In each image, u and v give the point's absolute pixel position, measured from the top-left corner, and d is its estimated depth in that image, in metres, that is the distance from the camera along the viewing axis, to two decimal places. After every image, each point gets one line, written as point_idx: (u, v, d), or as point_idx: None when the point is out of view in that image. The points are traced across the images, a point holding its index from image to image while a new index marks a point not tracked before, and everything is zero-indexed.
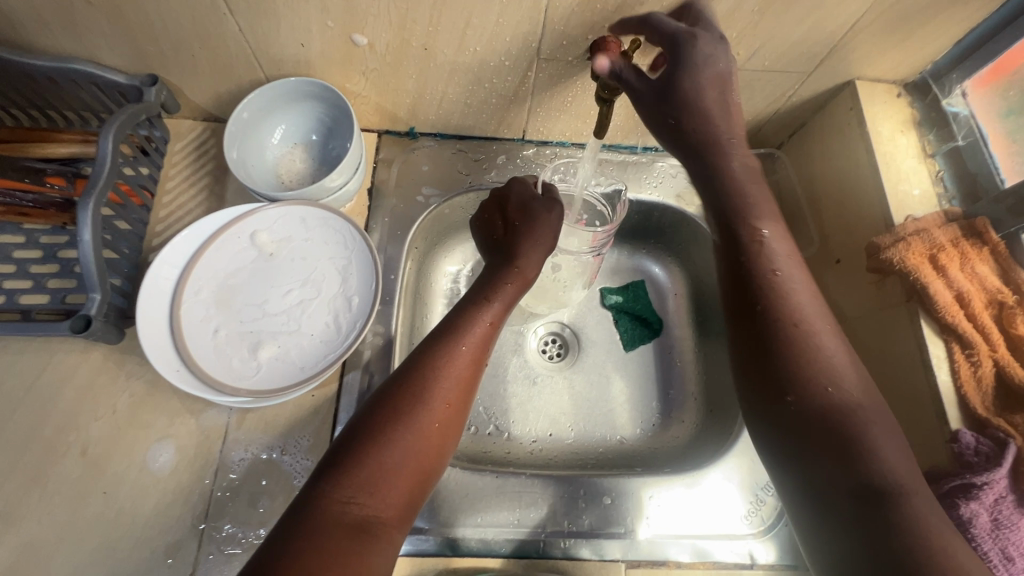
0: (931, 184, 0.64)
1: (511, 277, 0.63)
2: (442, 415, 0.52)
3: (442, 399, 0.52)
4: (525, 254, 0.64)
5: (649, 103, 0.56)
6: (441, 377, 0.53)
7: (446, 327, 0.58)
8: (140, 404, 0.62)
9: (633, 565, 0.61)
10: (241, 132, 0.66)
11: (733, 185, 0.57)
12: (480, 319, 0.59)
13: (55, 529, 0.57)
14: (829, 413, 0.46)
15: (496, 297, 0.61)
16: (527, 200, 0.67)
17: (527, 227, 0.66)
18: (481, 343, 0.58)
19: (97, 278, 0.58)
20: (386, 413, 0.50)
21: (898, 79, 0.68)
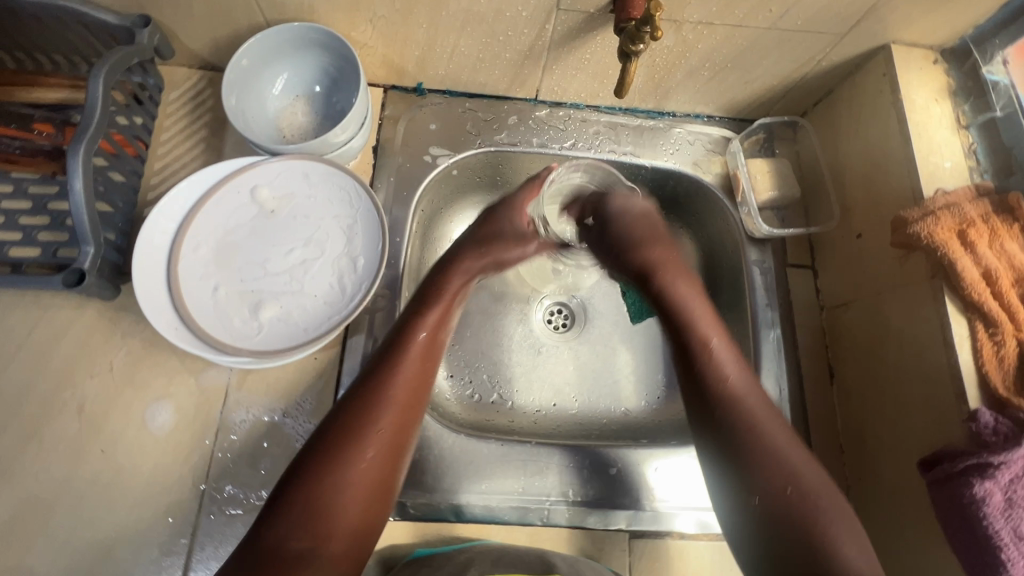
0: (963, 156, 0.61)
1: (453, 283, 0.62)
2: (385, 441, 0.50)
3: (383, 427, 0.50)
4: (467, 261, 0.65)
5: (597, 247, 0.70)
6: (384, 400, 0.51)
7: (388, 345, 0.55)
8: (137, 363, 0.60)
9: (637, 535, 0.62)
10: (240, 81, 0.63)
11: (670, 307, 0.61)
12: (414, 336, 0.56)
13: (54, 485, 0.56)
14: (791, 519, 0.47)
15: (436, 306, 0.59)
16: (505, 224, 0.68)
17: (491, 235, 0.67)
18: (424, 359, 0.55)
19: (90, 230, 0.56)
20: (325, 445, 0.48)
21: (935, 44, 0.64)
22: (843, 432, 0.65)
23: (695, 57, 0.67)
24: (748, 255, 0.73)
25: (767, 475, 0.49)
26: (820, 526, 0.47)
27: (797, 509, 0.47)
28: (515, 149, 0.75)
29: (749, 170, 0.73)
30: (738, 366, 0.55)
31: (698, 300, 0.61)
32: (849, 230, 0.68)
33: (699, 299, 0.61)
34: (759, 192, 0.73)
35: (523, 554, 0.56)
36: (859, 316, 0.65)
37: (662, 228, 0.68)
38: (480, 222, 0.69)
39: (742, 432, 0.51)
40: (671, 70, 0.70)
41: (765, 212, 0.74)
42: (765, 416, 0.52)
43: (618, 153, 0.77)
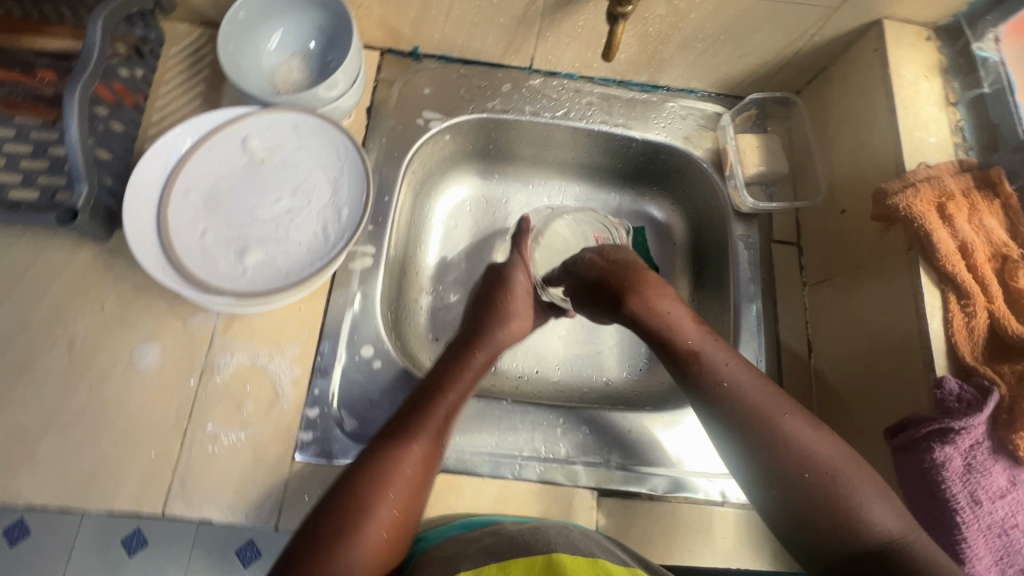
0: (949, 133, 0.61)
1: (473, 360, 0.61)
2: (389, 524, 0.49)
3: (389, 509, 0.50)
4: (485, 343, 0.63)
5: (582, 305, 0.68)
6: (390, 485, 0.51)
7: (398, 426, 0.54)
8: (128, 305, 0.62)
9: (606, 494, 0.62)
10: (236, 33, 0.64)
11: (655, 327, 0.59)
12: (432, 412, 0.55)
13: (43, 416, 0.58)
14: (819, 490, 0.48)
15: (453, 386, 0.58)
16: (509, 286, 0.68)
17: (500, 305, 0.66)
18: (434, 441, 0.55)
19: (83, 170, 0.57)
20: (327, 529, 0.48)
21: (929, 21, 0.64)
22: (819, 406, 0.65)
23: (687, 27, 0.67)
24: (733, 229, 0.73)
25: (785, 454, 0.50)
26: (845, 492, 0.48)
27: (816, 482, 0.49)
28: (507, 116, 0.76)
29: (738, 145, 0.74)
30: (738, 367, 0.55)
31: (677, 313, 0.60)
32: (833, 206, 0.68)
33: (679, 310, 0.60)
34: (747, 165, 0.73)
35: (517, 537, 0.50)
36: (837, 291, 0.66)
37: (631, 258, 0.67)
38: (490, 283, 0.68)
39: (755, 425, 0.51)
40: (665, 41, 0.70)
41: (752, 188, 0.74)
42: (778, 412, 0.52)
43: (610, 124, 0.77)
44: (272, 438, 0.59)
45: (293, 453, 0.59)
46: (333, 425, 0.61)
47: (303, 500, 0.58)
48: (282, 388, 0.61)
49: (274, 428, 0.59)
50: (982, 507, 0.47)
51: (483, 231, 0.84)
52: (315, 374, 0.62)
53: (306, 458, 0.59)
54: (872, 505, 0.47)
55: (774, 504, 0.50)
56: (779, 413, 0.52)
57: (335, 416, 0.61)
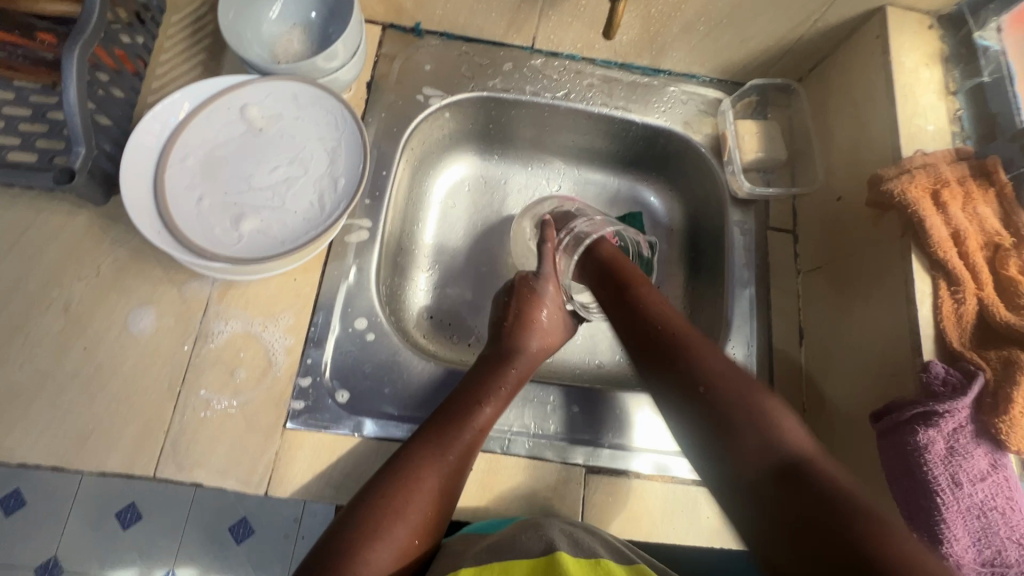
0: (948, 121, 0.61)
1: (509, 378, 0.62)
2: (419, 529, 0.51)
3: (420, 514, 0.52)
4: (520, 360, 0.65)
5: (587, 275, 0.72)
6: (421, 492, 0.53)
7: (434, 433, 0.56)
8: (124, 270, 0.62)
9: (593, 471, 0.63)
10: (237, 0, 0.63)
11: (609, 273, 0.68)
12: (468, 425, 0.58)
13: (38, 376, 0.58)
14: (730, 405, 0.52)
15: (490, 399, 0.60)
16: (536, 293, 0.70)
17: (532, 318, 0.68)
18: (466, 451, 0.57)
19: (82, 132, 0.57)
20: (358, 533, 0.49)
21: (932, 9, 0.64)
22: (809, 391, 0.66)
23: (690, 9, 0.67)
24: (729, 216, 0.73)
25: (705, 380, 0.55)
26: (755, 408, 0.52)
27: (729, 397, 0.53)
28: (508, 95, 0.76)
29: (737, 129, 0.74)
30: (665, 304, 0.63)
31: (626, 263, 0.69)
32: (829, 194, 0.68)
33: (631, 265, 0.69)
34: (745, 150, 0.73)
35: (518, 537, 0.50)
36: (830, 278, 0.66)
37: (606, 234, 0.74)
38: (519, 295, 0.70)
39: (687, 361, 0.57)
40: (667, 23, 0.70)
41: (750, 174, 0.74)
42: (695, 340, 0.59)
43: (610, 107, 0.77)
44: (264, 405, 0.60)
45: (283, 420, 0.59)
46: (324, 394, 0.61)
47: (292, 466, 0.58)
48: (275, 357, 0.62)
49: (265, 396, 0.60)
50: (963, 490, 0.47)
51: (482, 213, 0.84)
52: (308, 344, 0.62)
53: (297, 426, 0.59)
54: (781, 418, 0.51)
55: (687, 417, 0.55)
56: (705, 350, 0.57)
57: (327, 386, 0.62)
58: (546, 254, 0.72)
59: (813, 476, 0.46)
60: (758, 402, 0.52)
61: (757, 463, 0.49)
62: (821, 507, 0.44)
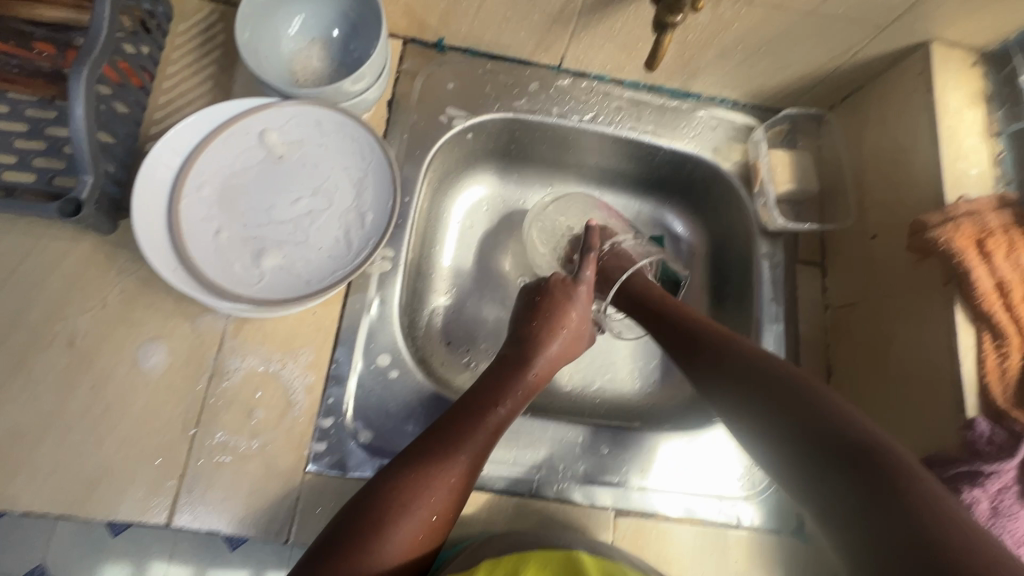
0: (990, 165, 0.60)
1: (527, 382, 0.60)
2: (426, 526, 0.49)
3: (429, 512, 0.49)
4: (538, 361, 0.61)
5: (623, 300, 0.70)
6: (434, 489, 0.50)
7: (449, 429, 0.53)
8: (132, 302, 0.59)
9: (622, 514, 0.61)
10: (254, 15, 0.59)
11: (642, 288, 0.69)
12: (483, 424, 0.55)
13: (42, 418, 0.55)
14: (800, 402, 0.50)
15: (505, 400, 0.57)
16: (563, 296, 0.66)
17: (555, 318, 0.64)
18: (480, 452, 0.54)
19: (89, 160, 0.53)
20: (365, 525, 0.47)
21: (976, 46, 0.62)
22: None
23: (729, 37, 0.65)
24: (758, 248, 0.72)
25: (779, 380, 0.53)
26: (813, 400, 0.50)
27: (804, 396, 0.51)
28: (534, 117, 0.73)
29: (770, 160, 0.72)
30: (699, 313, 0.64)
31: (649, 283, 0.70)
32: (863, 231, 0.67)
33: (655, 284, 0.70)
34: (778, 183, 0.71)
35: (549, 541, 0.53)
36: (862, 318, 0.65)
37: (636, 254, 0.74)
38: (550, 299, 0.65)
39: (735, 357, 0.56)
40: (703, 49, 0.67)
41: (782, 206, 0.73)
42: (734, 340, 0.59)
43: (638, 131, 0.75)
44: (284, 448, 0.57)
45: (305, 464, 0.57)
46: (346, 436, 0.59)
47: (315, 512, 0.56)
48: (295, 396, 0.59)
49: (286, 438, 0.57)
50: None
51: (500, 235, 0.81)
52: (330, 382, 0.60)
53: (319, 469, 0.57)
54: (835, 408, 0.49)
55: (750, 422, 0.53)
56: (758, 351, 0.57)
57: (350, 427, 0.59)
58: (586, 260, 0.68)
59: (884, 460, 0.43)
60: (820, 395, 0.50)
61: (822, 453, 0.46)
62: (891, 487, 0.41)
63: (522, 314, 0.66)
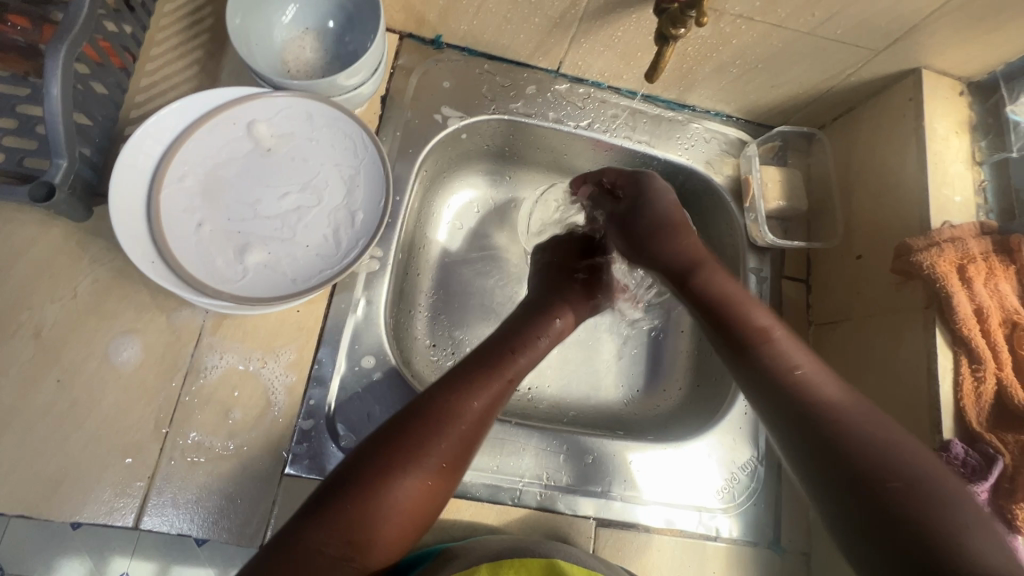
0: (973, 193, 0.61)
1: (551, 330, 0.61)
2: (437, 474, 0.48)
3: (441, 457, 0.48)
4: (565, 311, 0.64)
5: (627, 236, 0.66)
6: (450, 429, 0.49)
7: (461, 379, 0.52)
8: (105, 293, 0.56)
9: (603, 524, 0.62)
10: (246, 1, 0.57)
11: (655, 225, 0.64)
12: (500, 372, 0.54)
13: (1, 414, 0.52)
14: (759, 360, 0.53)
15: (524, 351, 0.57)
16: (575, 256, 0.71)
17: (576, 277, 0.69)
18: (495, 400, 0.53)
19: (65, 144, 0.51)
20: (376, 466, 0.46)
21: (964, 76, 0.64)
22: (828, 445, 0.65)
23: (727, 52, 0.65)
24: (746, 262, 0.72)
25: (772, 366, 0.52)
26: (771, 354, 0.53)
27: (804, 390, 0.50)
28: (530, 121, 0.72)
29: (761, 176, 0.72)
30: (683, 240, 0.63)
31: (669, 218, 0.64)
32: (847, 251, 0.69)
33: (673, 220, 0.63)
34: (769, 199, 0.72)
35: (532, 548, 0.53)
36: (844, 337, 0.66)
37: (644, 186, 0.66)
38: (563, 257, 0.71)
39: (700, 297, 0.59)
40: (701, 63, 0.67)
41: (770, 221, 0.74)
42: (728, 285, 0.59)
43: (633, 140, 0.75)
44: (262, 450, 0.55)
45: (283, 466, 0.55)
46: (327, 440, 0.57)
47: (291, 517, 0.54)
48: (275, 396, 0.57)
49: (264, 439, 0.56)
50: None
51: (490, 238, 0.79)
52: (311, 383, 0.58)
53: (297, 472, 0.55)
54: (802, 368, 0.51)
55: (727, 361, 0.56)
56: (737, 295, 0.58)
57: (330, 430, 0.58)
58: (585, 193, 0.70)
59: (836, 431, 0.47)
60: (781, 354, 0.53)
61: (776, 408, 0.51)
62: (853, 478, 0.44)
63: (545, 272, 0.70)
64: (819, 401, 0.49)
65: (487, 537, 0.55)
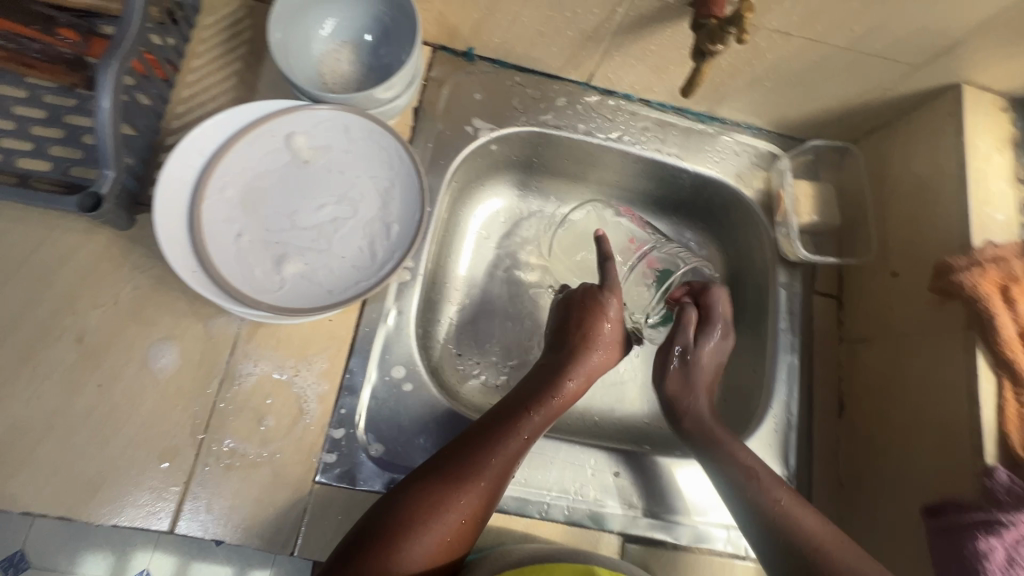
0: (1016, 211, 0.60)
1: (565, 389, 0.59)
2: (454, 531, 0.49)
3: (458, 515, 0.49)
4: (578, 369, 0.61)
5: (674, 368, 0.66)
6: (466, 491, 0.50)
7: (479, 436, 0.53)
8: (145, 300, 0.57)
9: (630, 541, 0.61)
10: (287, 14, 0.58)
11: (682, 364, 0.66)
12: (517, 431, 0.54)
13: (44, 416, 0.53)
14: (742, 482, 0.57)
15: (540, 408, 0.57)
16: (586, 315, 0.63)
17: (591, 328, 0.63)
18: (512, 460, 0.53)
19: (112, 154, 0.52)
20: (395, 523, 0.47)
21: (1006, 91, 0.63)
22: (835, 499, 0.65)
23: (762, 65, 0.64)
24: (776, 276, 0.72)
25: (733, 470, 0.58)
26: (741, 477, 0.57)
27: (762, 495, 0.56)
28: (560, 133, 0.73)
29: (794, 191, 0.71)
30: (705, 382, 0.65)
31: (699, 367, 0.66)
32: (883, 268, 0.67)
33: (700, 367, 0.66)
34: (801, 214, 0.71)
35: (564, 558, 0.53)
36: (878, 354, 0.65)
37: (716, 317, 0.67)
38: (579, 306, 0.64)
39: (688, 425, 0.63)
40: (734, 76, 0.67)
41: (801, 236, 0.73)
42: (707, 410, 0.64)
43: (663, 153, 0.74)
44: (294, 457, 0.56)
45: (314, 474, 0.56)
46: (357, 449, 0.58)
47: (323, 525, 0.55)
48: (307, 404, 0.58)
49: (296, 447, 0.56)
50: None
51: (516, 249, 0.79)
52: (342, 392, 0.59)
53: (328, 481, 0.56)
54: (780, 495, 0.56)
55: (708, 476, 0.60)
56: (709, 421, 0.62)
57: (360, 439, 0.58)
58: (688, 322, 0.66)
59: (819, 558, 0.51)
60: (763, 483, 0.56)
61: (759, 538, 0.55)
62: None
63: (559, 324, 0.65)
64: (799, 538, 0.53)
65: (518, 546, 0.55)
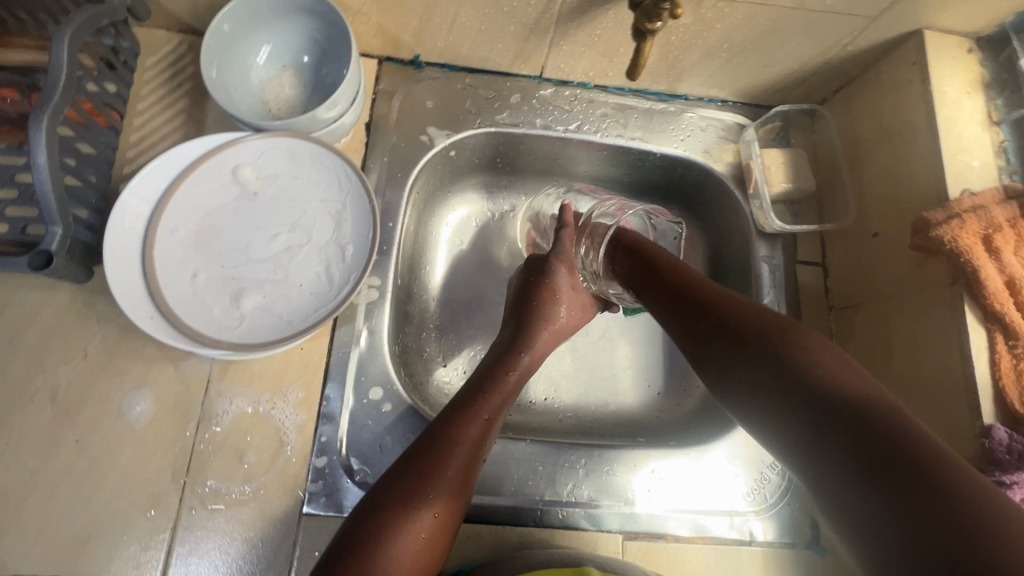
0: (992, 155, 0.57)
1: (519, 364, 0.59)
2: (431, 526, 0.47)
3: (431, 510, 0.47)
4: (532, 344, 0.61)
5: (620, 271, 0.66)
6: (434, 483, 0.48)
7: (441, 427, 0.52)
8: (114, 350, 0.57)
9: (630, 538, 0.60)
10: (219, 47, 0.57)
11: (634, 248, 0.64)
12: (474, 416, 0.53)
13: (26, 477, 0.53)
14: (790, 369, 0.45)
15: (496, 390, 0.56)
16: (528, 286, 0.65)
17: (542, 299, 0.63)
18: (476, 445, 0.52)
19: (57, 211, 0.51)
20: (368, 531, 0.45)
21: (971, 32, 0.60)
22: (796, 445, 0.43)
23: (713, 37, 0.62)
24: (757, 251, 0.70)
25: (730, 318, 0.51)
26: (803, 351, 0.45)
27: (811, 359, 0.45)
28: (517, 130, 0.71)
29: (763, 161, 0.69)
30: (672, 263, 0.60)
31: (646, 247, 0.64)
32: (863, 229, 0.65)
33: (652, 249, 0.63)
34: (774, 184, 0.69)
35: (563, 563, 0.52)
36: (868, 319, 0.63)
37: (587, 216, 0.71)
38: (531, 279, 0.65)
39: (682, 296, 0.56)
40: (686, 50, 0.64)
41: (778, 206, 0.71)
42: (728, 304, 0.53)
43: (626, 138, 0.72)
44: (279, 491, 0.55)
45: (300, 506, 0.55)
46: (341, 475, 0.57)
47: (314, 556, 0.54)
48: (287, 435, 0.57)
49: (280, 481, 0.56)
50: None
51: (492, 250, 0.78)
52: (321, 420, 0.58)
53: (315, 511, 0.55)
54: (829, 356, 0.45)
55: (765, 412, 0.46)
56: (745, 307, 0.51)
57: (344, 465, 0.57)
58: (564, 237, 0.68)
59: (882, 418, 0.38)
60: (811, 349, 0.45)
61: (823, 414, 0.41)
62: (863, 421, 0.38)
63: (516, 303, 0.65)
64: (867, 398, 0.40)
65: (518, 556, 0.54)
